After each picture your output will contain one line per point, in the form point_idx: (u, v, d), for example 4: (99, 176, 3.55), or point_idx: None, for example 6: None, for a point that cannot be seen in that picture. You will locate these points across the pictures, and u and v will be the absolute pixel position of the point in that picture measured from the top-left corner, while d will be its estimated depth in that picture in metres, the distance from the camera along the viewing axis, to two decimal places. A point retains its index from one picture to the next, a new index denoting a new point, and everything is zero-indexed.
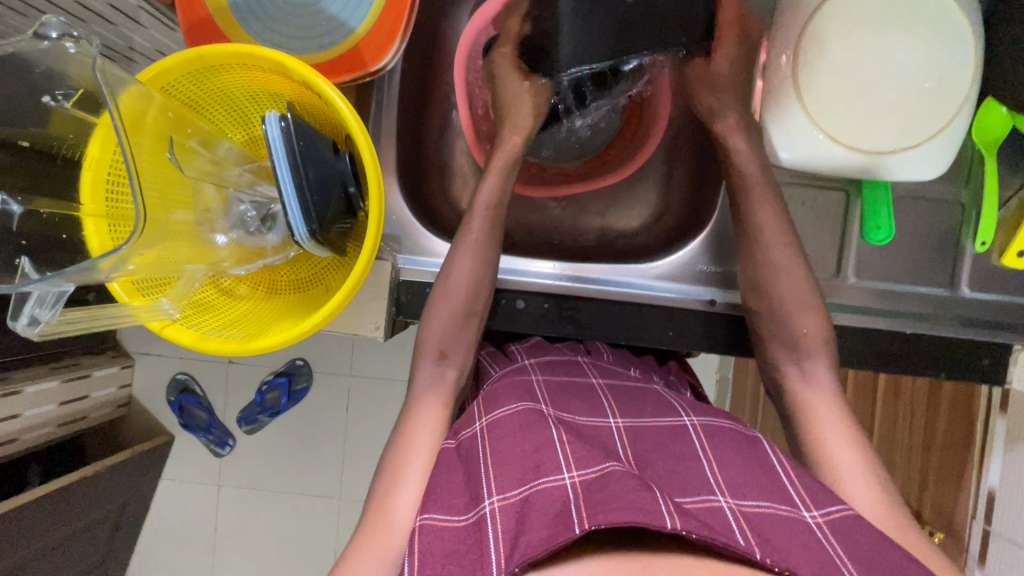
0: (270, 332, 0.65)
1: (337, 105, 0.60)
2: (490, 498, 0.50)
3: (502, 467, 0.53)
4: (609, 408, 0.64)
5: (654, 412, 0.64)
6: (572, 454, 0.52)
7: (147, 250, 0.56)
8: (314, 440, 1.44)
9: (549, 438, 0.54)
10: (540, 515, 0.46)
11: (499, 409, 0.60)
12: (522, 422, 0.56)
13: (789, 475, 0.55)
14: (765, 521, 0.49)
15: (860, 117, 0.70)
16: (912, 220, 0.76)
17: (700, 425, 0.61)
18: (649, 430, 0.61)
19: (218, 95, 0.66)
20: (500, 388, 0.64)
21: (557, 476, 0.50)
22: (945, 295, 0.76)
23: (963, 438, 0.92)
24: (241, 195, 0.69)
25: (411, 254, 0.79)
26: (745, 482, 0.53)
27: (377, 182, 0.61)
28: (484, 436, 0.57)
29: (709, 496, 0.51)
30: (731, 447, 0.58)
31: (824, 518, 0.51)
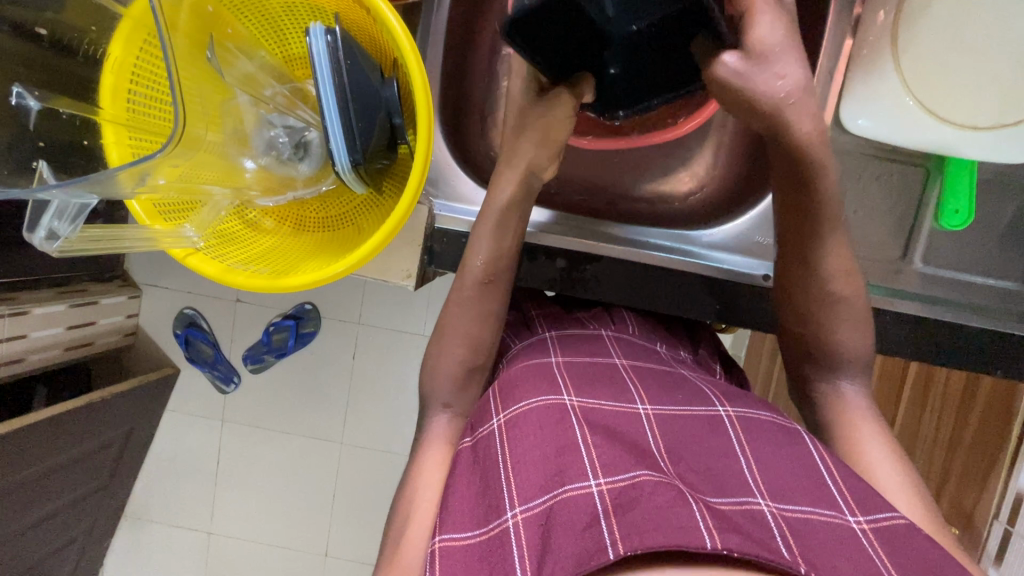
0: (297, 270, 0.61)
1: (389, 21, 0.53)
2: (513, 511, 0.47)
3: (521, 473, 0.49)
4: (636, 394, 0.57)
5: (686, 399, 0.57)
6: (599, 459, 0.48)
7: (174, 164, 0.52)
8: (322, 385, 1.43)
9: (573, 440, 0.50)
10: (569, 533, 0.44)
11: (516, 405, 0.55)
12: (543, 421, 0.52)
13: (833, 476, 0.49)
14: (808, 529, 0.45)
15: (959, 87, 0.63)
16: (989, 206, 0.70)
17: (736, 416, 0.54)
18: (683, 420, 0.54)
19: (254, 3, 0.60)
20: (519, 375, 0.59)
21: (582, 483, 0.46)
22: (1014, 289, 0.71)
23: (994, 439, 0.90)
24: (272, 120, 0.64)
25: (447, 201, 0.74)
26: (787, 484, 0.48)
27: (428, 118, 0.55)
28: (502, 434, 0.53)
29: (749, 498, 0.47)
30: (770, 441, 0.52)
31: (870, 525, 0.46)
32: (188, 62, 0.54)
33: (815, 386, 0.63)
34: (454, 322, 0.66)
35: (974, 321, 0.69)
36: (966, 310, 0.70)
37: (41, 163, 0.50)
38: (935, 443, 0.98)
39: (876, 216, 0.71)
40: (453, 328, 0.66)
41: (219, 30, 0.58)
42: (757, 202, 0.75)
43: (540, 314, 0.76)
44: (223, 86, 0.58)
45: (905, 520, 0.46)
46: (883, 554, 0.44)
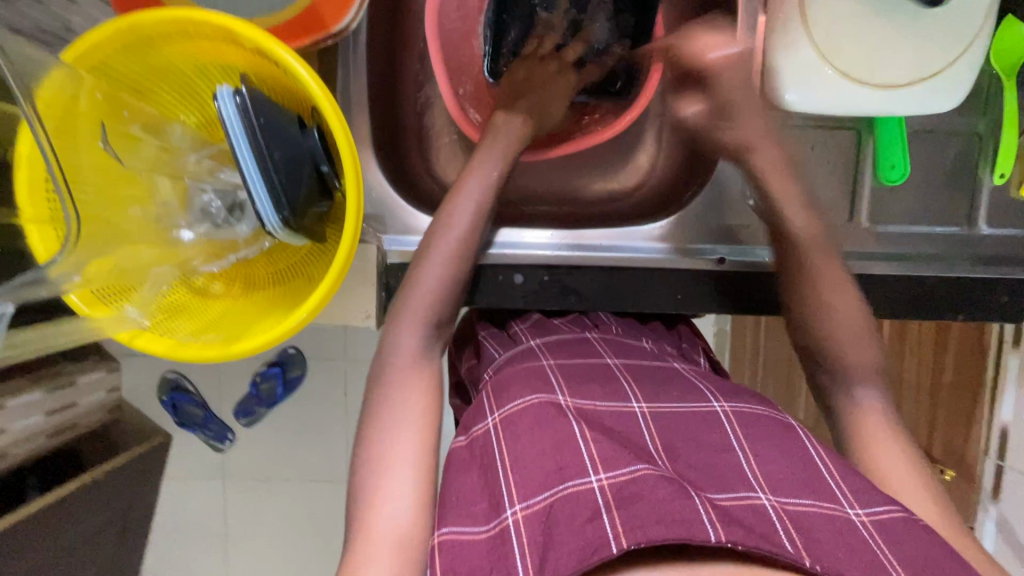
0: (252, 331, 0.60)
1: (299, 73, 0.52)
2: (513, 507, 0.46)
3: (522, 470, 0.48)
4: (630, 391, 0.57)
5: (682, 395, 0.57)
6: (599, 453, 0.47)
7: (95, 258, 0.54)
8: (315, 427, 1.41)
9: (570, 434, 0.49)
10: (570, 526, 0.43)
11: (510, 404, 0.54)
12: (540, 417, 0.51)
13: (831, 471, 0.49)
14: (810, 519, 0.45)
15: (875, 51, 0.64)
16: (926, 156, 0.71)
17: (732, 411, 0.55)
18: (679, 417, 0.54)
19: (159, 72, 0.58)
20: (512, 375, 0.58)
21: (582, 480, 0.45)
22: (963, 234, 0.72)
23: (973, 377, 0.91)
24: (204, 183, 0.62)
25: (397, 235, 0.74)
26: (783, 475, 0.49)
27: (354, 162, 0.54)
28: (500, 434, 0.52)
29: (749, 492, 0.47)
30: (766, 436, 0.52)
31: (871, 517, 0.46)
32: (85, 155, 0.54)
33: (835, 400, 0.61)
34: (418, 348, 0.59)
35: (929, 271, 0.70)
36: (920, 262, 0.71)
37: None
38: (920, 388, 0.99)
39: (819, 180, 0.72)
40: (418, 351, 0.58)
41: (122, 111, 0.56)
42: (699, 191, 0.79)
43: (524, 326, 0.70)
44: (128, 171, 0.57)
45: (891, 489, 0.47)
46: (883, 540, 0.44)
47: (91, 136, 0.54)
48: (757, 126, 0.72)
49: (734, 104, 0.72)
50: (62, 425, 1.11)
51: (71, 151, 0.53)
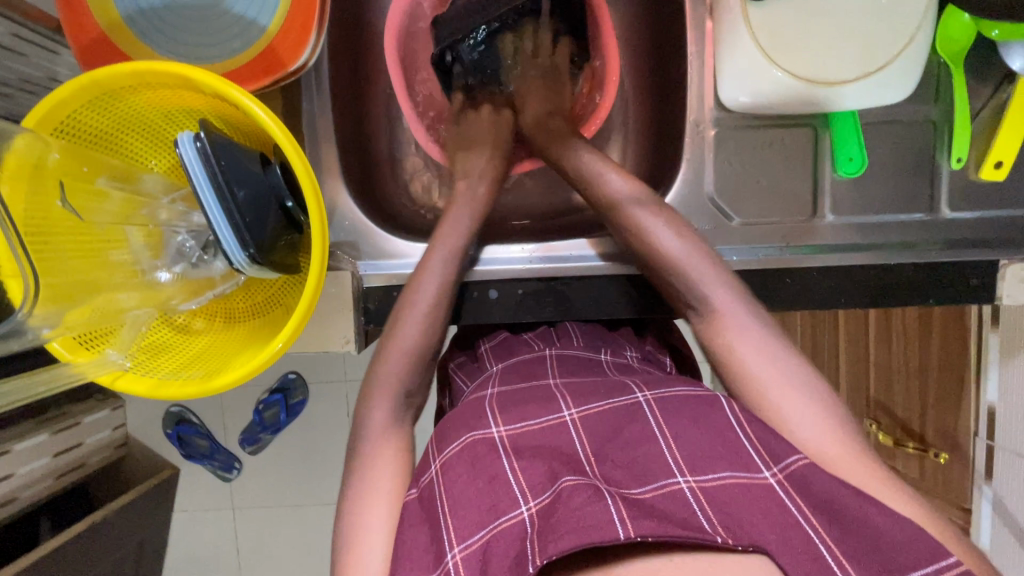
0: (231, 365, 0.62)
1: (256, 113, 0.54)
2: (451, 549, 0.47)
3: (457, 512, 0.49)
4: (562, 398, 0.58)
5: (608, 392, 0.57)
6: (526, 481, 0.50)
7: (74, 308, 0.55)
8: (316, 452, 1.42)
9: (500, 469, 0.51)
10: (504, 561, 0.45)
11: (450, 446, 0.55)
12: (473, 454, 0.53)
13: (751, 438, 0.50)
14: (726, 494, 0.47)
15: (819, 49, 0.66)
16: (884, 146, 0.73)
17: (655, 399, 0.55)
18: (606, 416, 0.55)
19: (126, 122, 0.60)
20: (452, 418, 0.59)
21: (513, 513, 0.48)
22: (926, 219, 0.73)
23: (958, 358, 0.91)
24: (177, 225, 0.64)
25: (372, 260, 0.76)
26: (706, 454, 0.50)
27: (314, 192, 0.56)
28: (439, 478, 0.53)
29: (669, 479, 0.49)
30: (686, 417, 0.53)
31: (784, 473, 0.48)
32: (45, 218, 0.54)
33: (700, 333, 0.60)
34: (385, 371, 0.59)
35: (894, 258, 0.71)
36: (887, 250, 0.72)
37: None
38: (908, 373, 0.99)
39: (781, 177, 0.73)
40: (391, 375, 0.60)
41: (83, 168, 0.57)
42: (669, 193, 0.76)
43: (489, 347, 0.75)
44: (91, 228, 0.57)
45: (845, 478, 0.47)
46: (798, 501, 0.46)
47: (51, 197, 0.54)
48: (715, 129, 0.73)
49: (691, 110, 0.74)
50: (70, 466, 1.12)
51: (30, 214, 0.53)
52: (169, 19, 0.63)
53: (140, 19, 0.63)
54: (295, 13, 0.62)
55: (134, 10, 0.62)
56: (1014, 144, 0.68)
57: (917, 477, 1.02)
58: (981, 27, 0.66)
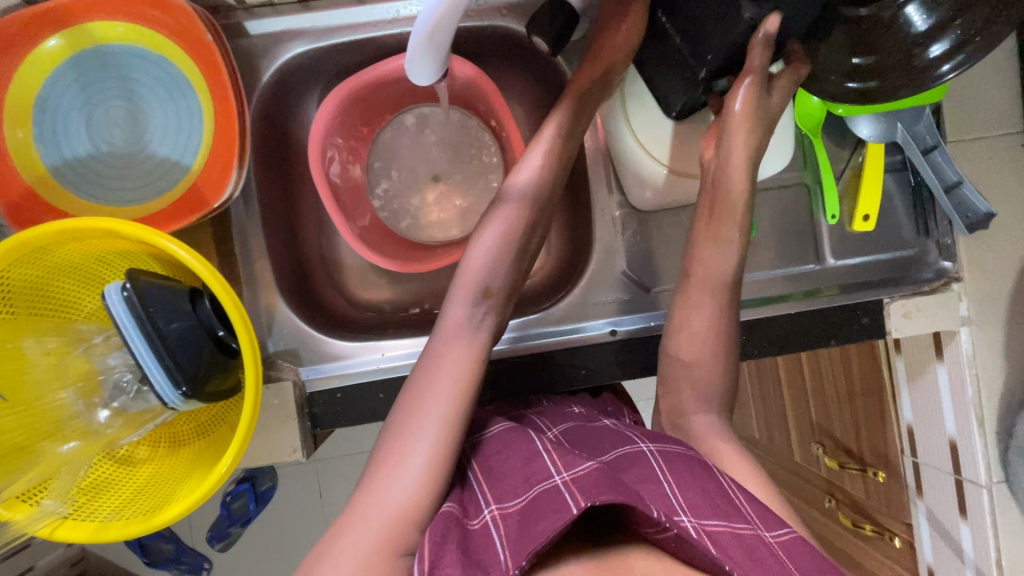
0: (175, 497, 0.62)
1: (180, 256, 0.58)
2: (490, 508, 0.52)
3: (500, 485, 0.55)
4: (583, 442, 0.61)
5: (613, 445, 0.62)
6: (560, 459, 0.53)
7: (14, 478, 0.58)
8: (286, 542, 1.38)
9: (536, 450, 0.56)
10: (541, 514, 0.47)
11: (493, 428, 0.64)
12: (512, 442, 0.59)
13: (741, 498, 0.54)
14: (724, 539, 0.49)
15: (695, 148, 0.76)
16: (771, 208, 0.82)
17: (658, 451, 0.60)
18: (619, 460, 0.59)
19: (57, 271, 0.63)
20: (483, 431, 0.65)
21: (549, 480, 0.51)
22: (816, 269, 0.82)
23: (875, 381, 0.99)
24: (111, 363, 0.66)
25: (314, 364, 0.78)
26: (702, 502, 0.52)
27: (246, 327, 0.59)
28: (478, 469, 0.59)
29: (674, 516, 0.50)
30: (685, 468, 0.56)
31: (777, 540, 0.50)
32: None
33: (690, 415, 0.66)
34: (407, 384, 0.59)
35: (792, 308, 0.79)
36: (787, 301, 0.81)
37: None
38: (839, 397, 1.07)
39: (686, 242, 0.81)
40: None
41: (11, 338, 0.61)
42: (582, 274, 0.82)
43: None
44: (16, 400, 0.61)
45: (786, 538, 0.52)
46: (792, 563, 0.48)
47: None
48: (620, 211, 0.81)
49: (598, 194, 0.81)
50: None
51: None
52: (96, 169, 0.67)
53: (68, 172, 0.66)
54: (216, 154, 0.67)
55: (60, 163, 0.66)
56: (875, 200, 0.78)
57: (863, 496, 1.08)
58: (827, 107, 0.76)
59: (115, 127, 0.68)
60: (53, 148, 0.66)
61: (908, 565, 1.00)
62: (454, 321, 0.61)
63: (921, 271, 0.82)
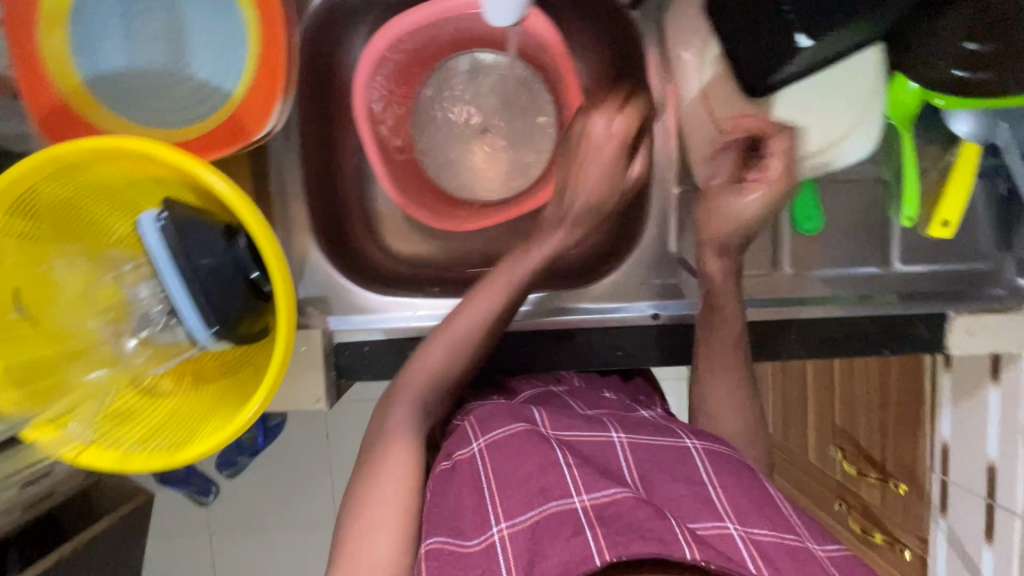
0: (198, 434, 0.62)
1: (217, 189, 0.55)
2: (499, 524, 0.49)
3: (508, 492, 0.52)
4: (610, 423, 0.60)
5: (657, 431, 0.60)
6: (582, 476, 0.51)
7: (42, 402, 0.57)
8: (292, 478, 1.40)
9: (556, 461, 0.52)
10: (555, 544, 0.46)
11: (497, 430, 0.57)
12: (524, 442, 0.54)
13: (789, 507, 0.53)
14: (770, 547, 0.48)
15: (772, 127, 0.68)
16: (841, 201, 0.76)
17: (703, 449, 0.57)
18: (655, 450, 0.57)
19: (90, 191, 0.60)
20: (492, 407, 0.61)
21: (567, 501, 0.49)
22: (879, 272, 0.77)
23: (913, 393, 0.95)
24: (141, 291, 0.63)
25: (343, 315, 0.76)
26: (753, 511, 0.51)
27: (280, 271, 0.56)
28: (483, 456, 0.54)
29: (720, 523, 0.50)
30: (731, 475, 0.55)
31: (827, 554, 0.49)
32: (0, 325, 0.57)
33: None
34: (405, 385, 0.62)
35: (850, 310, 0.74)
36: (843, 301, 0.75)
37: None
38: (870, 405, 1.03)
39: None
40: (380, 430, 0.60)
41: (38, 258, 0.60)
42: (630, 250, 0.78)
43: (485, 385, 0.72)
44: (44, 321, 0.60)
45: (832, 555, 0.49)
46: None
47: (6, 305, 0.57)
48: (678, 187, 0.76)
49: (657, 167, 0.76)
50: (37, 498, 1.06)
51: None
52: (133, 85, 0.63)
53: (103, 86, 0.62)
54: (260, 82, 0.63)
55: (96, 76, 0.62)
56: (959, 204, 0.70)
57: (878, 506, 1.05)
58: (929, 95, 0.68)
59: (155, 43, 0.63)
60: (89, 59, 0.62)
61: None
62: (428, 364, 0.62)
63: (993, 287, 0.77)
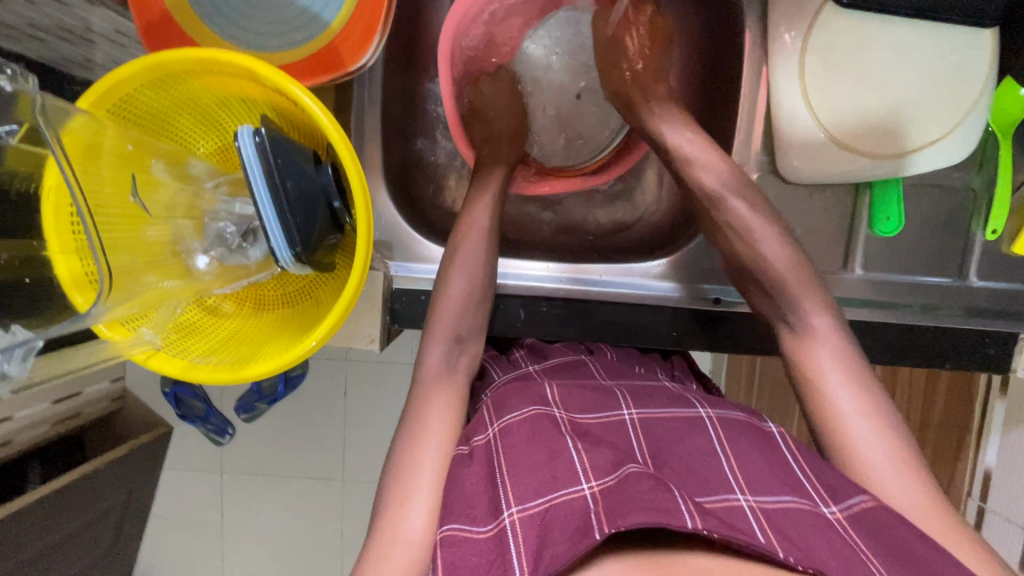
0: (261, 355, 0.63)
1: (314, 113, 0.55)
2: (509, 509, 0.46)
3: (517, 476, 0.48)
4: (622, 400, 0.58)
5: (670, 404, 0.58)
6: (589, 462, 0.48)
7: (120, 309, 0.54)
8: (306, 430, 1.40)
9: (563, 446, 0.50)
10: (562, 532, 0.43)
11: (510, 415, 0.54)
12: (532, 426, 0.52)
13: (806, 471, 0.50)
14: (784, 517, 0.45)
15: (864, 119, 0.68)
16: (922, 208, 0.74)
17: (717, 418, 0.55)
18: (666, 423, 0.55)
19: (180, 105, 0.61)
20: (508, 390, 0.59)
21: (575, 489, 0.46)
22: (953, 284, 0.74)
23: (961, 418, 0.92)
24: (219, 212, 0.64)
25: (404, 262, 0.76)
26: (763, 479, 0.49)
27: (366, 202, 0.57)
28: (498, 443, 0.52)
29: (728, 495, 0.47)
30: (751, 446, 0.52)
31: (845, 514, 0.47)
32: (116, 211, 0.56)
33: None
34: (433, 335, 0.62)
35: (917, 320, 0.72)
36: (914, 311, 0.73)
37: (13, 325, 0.45)
38: (907, 426, 1.00)
39: (820, 223, 0.74)
40: (443, 322, 0.62)
41: (142, 153, 0.58)
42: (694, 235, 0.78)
43: (523, 351, 0.74)
44: (152, 217, 0.59)
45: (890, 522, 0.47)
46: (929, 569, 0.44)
47: (124, 192, 0.56)
48: (758, 173, 0.74)
49: (737, 151, 0.75)
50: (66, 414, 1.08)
51: (103, 203, 0.54)
52: (234, 6, 0.63)
53: (205, 4, 0.62)
54: (360, 14, 0.63)
55: None
56: None
57: None
58: None
59: None
60: None
61: None
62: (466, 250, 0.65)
63: None
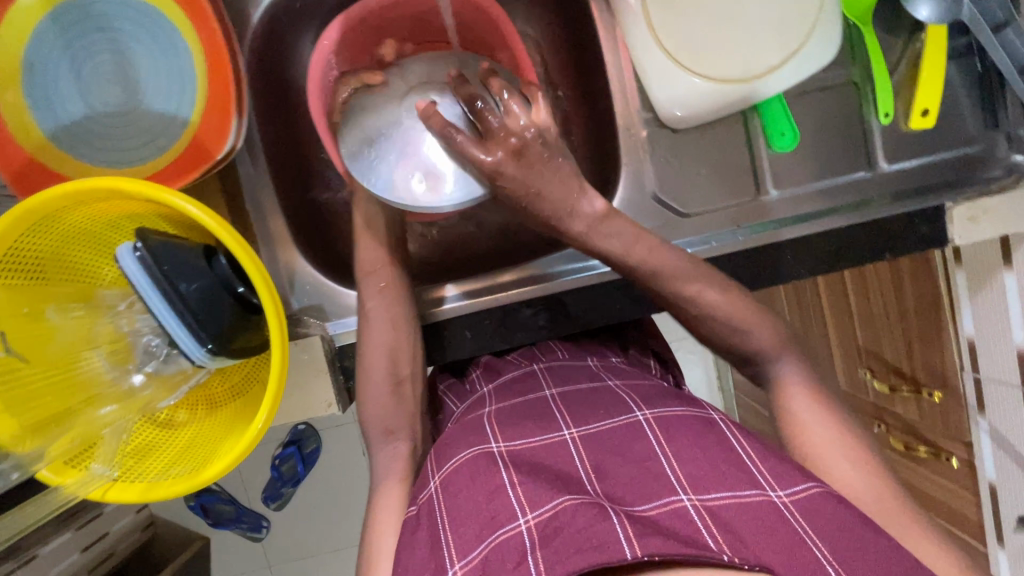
0: (216, 456, 0.62)
1: (189, 211, 0.55)
2: (453, 565, 0.46)
3: (458, 523, 0.48)
4: (562, 418, 0.58)
5: (609, 412, 0.58)
6: (525, 495, 0.49)
7: None
8: (325, 504, 1.38)
9: (499, 483, 0.50)
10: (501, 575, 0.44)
11: (449, 462, 0.54)
12: (472, 470, 0.52)
13: (749, 455, 0.51)
14: (728, 514, 0.46)
15: (722, 52, 0.69)
16: (813, 115, 0.74)
17: (655, 417, 0.55)
18: (608, 433, 0.55)
19: (73, 240, 0.62)
20: (451, 433, 0.59)
21: (512, 525, 0.47)
22: (867, 177, 0.75)
23: (931, 297, 0.91)
24: (140, 328, 0.64)
25: (339, 319, 0.76)
26: (705, 473, 0.49)
27: (264, 281, 0.56)
28: (440, 495, 0.52)
29: (672, 496, 0.48)
30: (688, 438, 0.52)
31: (790, 497, 0.47)
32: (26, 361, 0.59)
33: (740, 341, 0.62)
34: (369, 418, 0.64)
35: (846, 221, 0.71)
36: (842, 213, 0.72)
37: None
38: (890, 318, 1.00)
39: (721, 161, 0.75)
40: (371, 418, 0.63)
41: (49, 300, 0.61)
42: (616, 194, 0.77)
43: (479, 372, 0.75)
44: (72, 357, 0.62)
45: (820, 487, 0.48)
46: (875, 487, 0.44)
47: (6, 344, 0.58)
48: (645, 130, 0.75)
49: (621, 116, 0.76)
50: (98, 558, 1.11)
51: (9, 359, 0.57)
52: (93, 131, 0.64)
53: (66, 138, 0.63)
54: (213, 100, 0.64)
55: (57, 129, 0.63)
56: (935, 91, 0.69)
57: (917, 418, 1.03)
58: None
59: (106, 84, 0.65)
60: (47, 113, 0.63)
61: (967, 485, 0.96)
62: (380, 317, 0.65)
63: (989, 168, 0.74)
